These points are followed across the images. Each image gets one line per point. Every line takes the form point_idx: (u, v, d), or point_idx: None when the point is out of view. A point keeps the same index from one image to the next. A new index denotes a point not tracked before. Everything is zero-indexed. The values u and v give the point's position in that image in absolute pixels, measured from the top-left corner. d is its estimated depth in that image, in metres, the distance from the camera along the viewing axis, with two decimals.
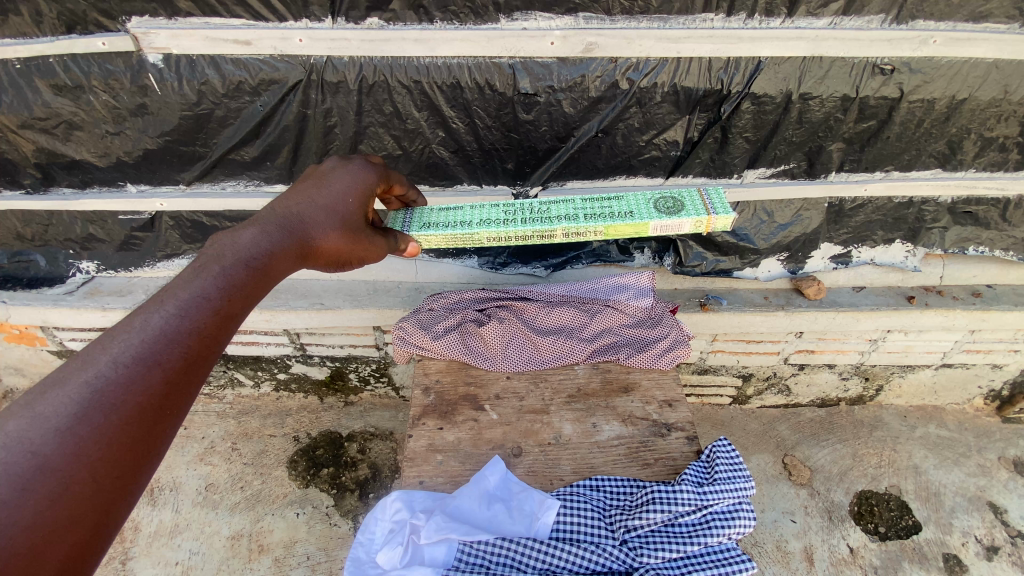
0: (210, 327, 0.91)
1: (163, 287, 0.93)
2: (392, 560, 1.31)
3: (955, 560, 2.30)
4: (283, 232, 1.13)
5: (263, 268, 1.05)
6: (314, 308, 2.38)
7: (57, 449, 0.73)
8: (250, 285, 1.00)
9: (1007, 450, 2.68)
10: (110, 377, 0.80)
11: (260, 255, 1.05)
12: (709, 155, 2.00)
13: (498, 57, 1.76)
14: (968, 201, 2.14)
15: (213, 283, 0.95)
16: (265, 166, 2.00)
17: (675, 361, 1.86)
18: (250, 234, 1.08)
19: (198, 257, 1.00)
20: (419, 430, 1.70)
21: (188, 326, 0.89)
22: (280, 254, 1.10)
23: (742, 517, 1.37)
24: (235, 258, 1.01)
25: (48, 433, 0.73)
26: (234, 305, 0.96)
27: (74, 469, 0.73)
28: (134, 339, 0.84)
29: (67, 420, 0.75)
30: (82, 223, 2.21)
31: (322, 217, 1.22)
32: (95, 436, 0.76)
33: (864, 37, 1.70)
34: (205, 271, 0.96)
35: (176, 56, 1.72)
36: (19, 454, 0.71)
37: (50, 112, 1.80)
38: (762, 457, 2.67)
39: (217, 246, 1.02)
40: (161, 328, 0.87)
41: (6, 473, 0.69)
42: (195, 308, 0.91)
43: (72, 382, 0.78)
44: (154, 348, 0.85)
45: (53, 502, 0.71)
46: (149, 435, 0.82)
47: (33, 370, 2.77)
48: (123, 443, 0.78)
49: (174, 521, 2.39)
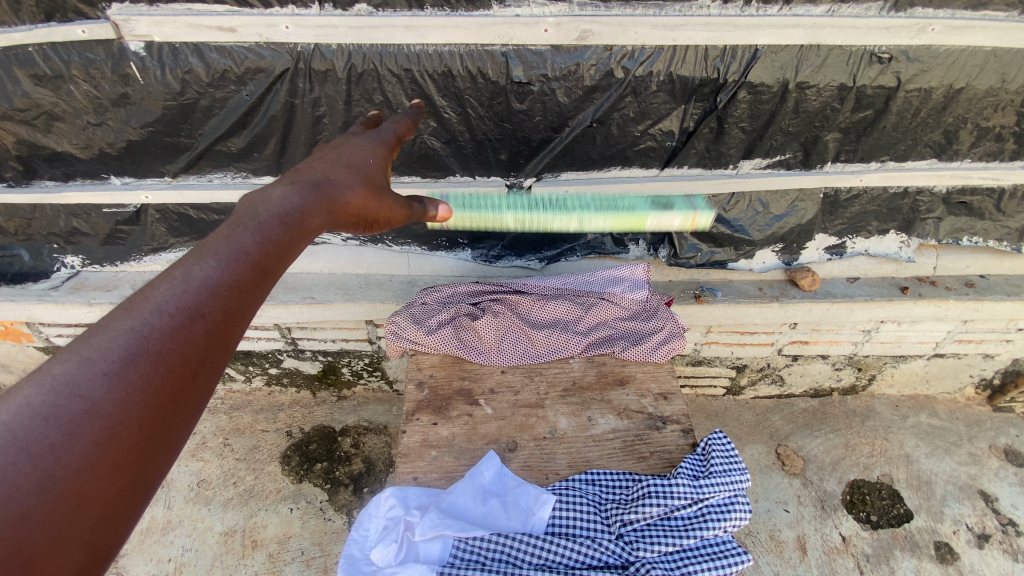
0: (250, 281, 0.82)
1: (205, 239, 0.84)
2: (385, 557, 1.28)
3: (946, 549, 2.31)
4: (313, 189, 1.02)
5: (299, 224, 0.94)
6: (306, 302, 2.35)
7: (105, 395, 0.66)
8: (288, 238, 0.91)
9: (998, 439, 2.70)
10: (155, 326, 0.72)
11: (295, 209, 0.96)
12: (705, 146, 1.98)
13: (490, 45, 1.71)
14: (963, 190, 2.14)
15: (252, 236, 0.86)
16: (253, 157, 1.97)
17: (671, 353, 1.84)
18: (280, 190, 0.97)
19: (234, 213, 0.91)
20: (413, 425, 1.68)
21: (229, 278, 0.80)
22: (314, 209, 0.99)
23: (738, 510, 1.36)
24: (271, 214, 0.92)
25: (96, 378, 0.66)
26: (275, 259, 0.87)
27: (119, 416, 0.66)
28: (177, 288, 0.76)
29: (114, 365, 0.68)
30: (65, 217, 2.16)
31: (350, 173, 1.12)
32: (140, 385, 0.69)
33: (863, 25, 1.66)
34: (242, 226, 0.87)
35: (158, 44, 1.66)
36: (66, 398, 0.64)
37: (30, 103, 1.75)
38: (756, 447, 2.67)
39: (250, 202, 0.93)
40: (204, 278, 0.78)
41: (53, 415, 0.63)
42: (236, 260, 0.82)
43: (117, 327, 0.71)
44: (196, 299, 0.76)
45: (101, 449, 0.64)
46: (194, 387, 0.74)
47: (19, 366, 2.73)
48: (167, 393, 0.71)
49: (165, 518, 2.36)
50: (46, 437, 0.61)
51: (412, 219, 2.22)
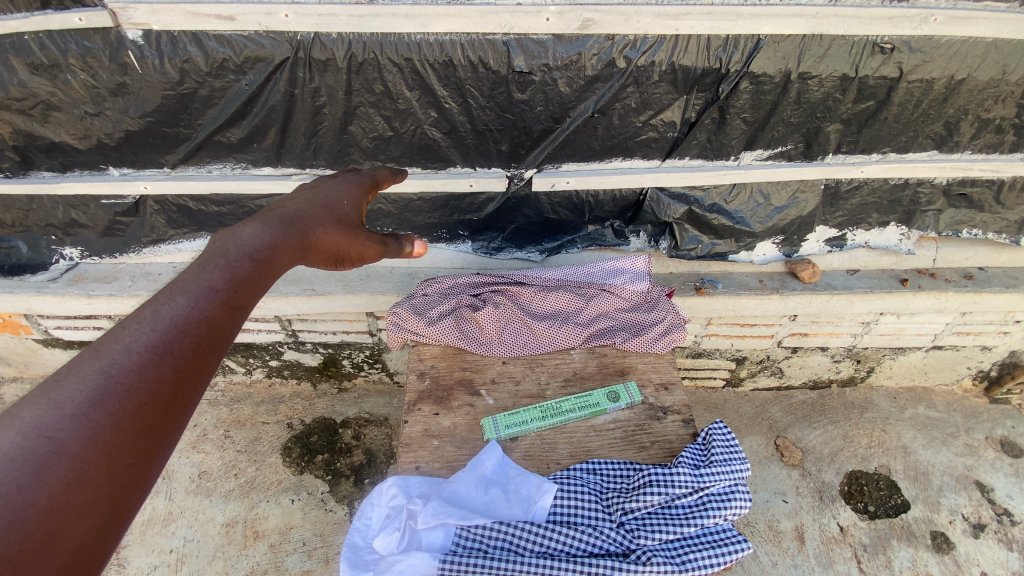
0: (218, 318, 0.86)
1: (173, 280, 0.88)
2: (389, 545, 1.29)
3: (943, 538, 2.33)
4: (282, 228, 1.11)
5: (267, 260, 1.01)
6: (306, 293, 2.34)
7: (74, 435, 0.68)
8: (256, 276, 0.96)
9: (995, 430, 2.72)
10: (125, 365, 0.75)
11: (264, 247, 1.02)
12: (706, 137, 1.98)
13: (492, 34, 1.70)
14: (963, 182, 2.14)
15: (220, 275, 0.91)
16: (252, 148, 1.96)
17: (670, 345, 1.86)
18: (251, 228, 1.05)
19: (204, 252, 0.96)
20: (415, 416, 1.68)
21: (198, 316, 0.84)
22: (282, 247, 1.06)
23: (738, 499, 1.38)
24: (240, 252, 0.98)
25: (64, 418, 0.68)
26: (242, 296, 0.91)
27: (89, 454, 0.68)
28: (146, 328, 0.79)
29: (83, 406, 0.70)
30: (64, 209, 2.15)
31: (318, 215, 1.22)
32: (110, 422, 0.71)
33: (865, 15, 1.66)
34: (211, 265, 0.92)
35: (156, 33, 1.64)
36: (35, 439, 0.66)
37: (27, 92, 1.73)
38: (754, 439, 2.69)
39: (220, 241, 0.99)
40: (173, 317, 0.82)
41: (22, 457, 0.64)
42: (204, 298, 0.87)
43: (86, 369, 0.73)
44: (165, 337, 0.80)
45: (71, 486, 0.66)
46: (162, 423, 0.76)
47: (18, 359, 2.72)
48: (136, 429, 0.73)
49: (167, 509, 2.36)
50: (14, 478, 0.62)
51: (413, 210, 2.22)
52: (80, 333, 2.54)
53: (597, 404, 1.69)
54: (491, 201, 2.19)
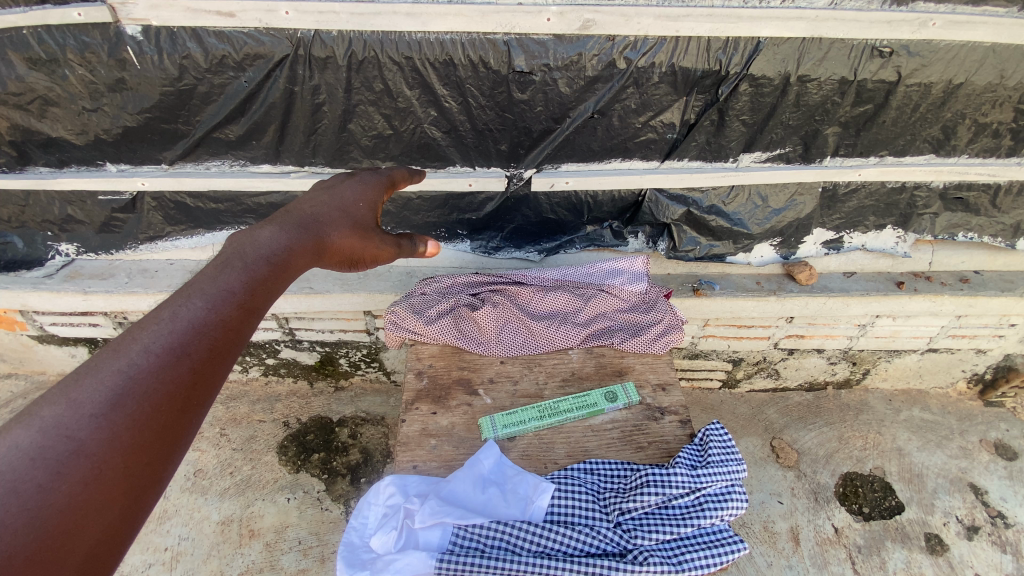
0: (233, 321, 0.85)
1: (190, 281, 0.88)
2: (386, 544, 1.28)
3: (936, 540, 2.33)
4: (298, 231, 1.10)
5: (283, 263, 1.00)
6: (303, 291, 2.34)
7: (92, 435, 0.67)
8: (271, 279, 0.95)
9: (989, 433, 2.74)
10: (142, 366, 0.74)
11: (280, 251, 1.02)
12: (706, 139, 1.99)
13: (493, 33, 1.70)
14: (960, 186, 2.15)
15: (237, 277, 0.91)
16: (251, 145, 1.95)
17: (668, 345, 1.86)
18: (269, 231, 1.05)
19: (221, 254, 0.96)
20: (413, 414, 1.68)
21: (214, 318, 0.83)
22: (298, 250, 1.06)
23: (735, 499, 1.38)
24: (257, 254, 0.97)
25: (84, 418, 0.68)
26: (257, 299, 0.91)
27: (108, 455, 0.68)
28: (164, 330, 0.79)
29: (102, 406, 0.70)
30: (60, 204, 2.14)
31: (333, 218, 1.21)
32: (128, 423, 0.70)
33: (864, 19, 1.67)
34: (228, 267, 0.92)
35: (156, 28, 1.64)
36: (54, 438, 0.65)
37: (25, 87, 1.72)
38: (750, 440, 2.70)
39: (237, 243, 0.98)
40: (190, 319, 0.82)
41: (41, 456, 0.64)
42: (221, 301, 0.86)
43: (104, 369, 0.72)
44: (182, 339, 0.79)
45: (88, 486, 0.65)
46: (178, 424, 0.75)
47: (12, 355, 2.70)
48: (152, 431, 0.72)
49: (162, 506, 2.35)
50: (33, 477, 0.62)
51: (412, 209, 2.21)
52: (75, 329, 2.53)
53: (595, 404, 1.70)
54: (489, 200, 2.19)
